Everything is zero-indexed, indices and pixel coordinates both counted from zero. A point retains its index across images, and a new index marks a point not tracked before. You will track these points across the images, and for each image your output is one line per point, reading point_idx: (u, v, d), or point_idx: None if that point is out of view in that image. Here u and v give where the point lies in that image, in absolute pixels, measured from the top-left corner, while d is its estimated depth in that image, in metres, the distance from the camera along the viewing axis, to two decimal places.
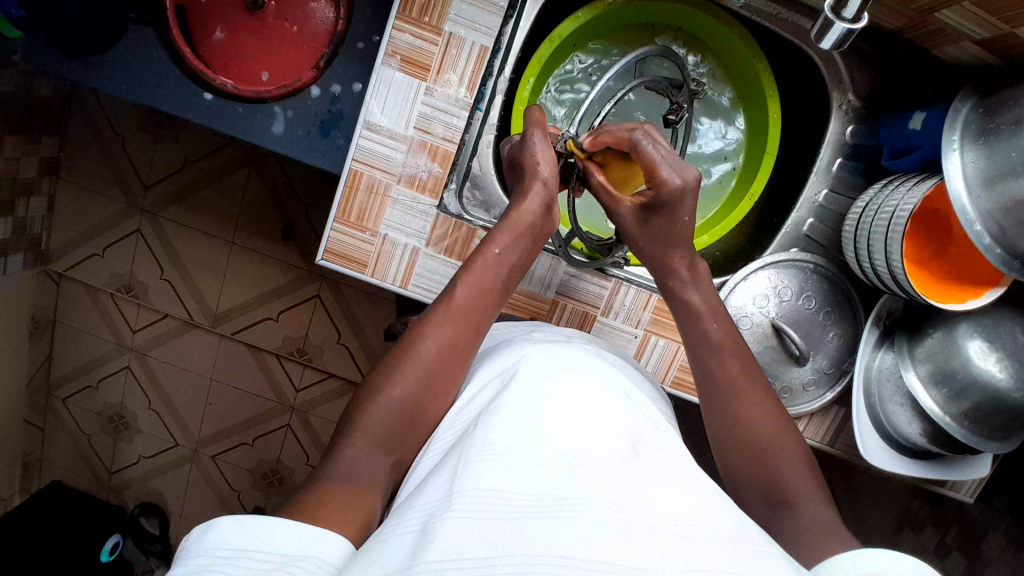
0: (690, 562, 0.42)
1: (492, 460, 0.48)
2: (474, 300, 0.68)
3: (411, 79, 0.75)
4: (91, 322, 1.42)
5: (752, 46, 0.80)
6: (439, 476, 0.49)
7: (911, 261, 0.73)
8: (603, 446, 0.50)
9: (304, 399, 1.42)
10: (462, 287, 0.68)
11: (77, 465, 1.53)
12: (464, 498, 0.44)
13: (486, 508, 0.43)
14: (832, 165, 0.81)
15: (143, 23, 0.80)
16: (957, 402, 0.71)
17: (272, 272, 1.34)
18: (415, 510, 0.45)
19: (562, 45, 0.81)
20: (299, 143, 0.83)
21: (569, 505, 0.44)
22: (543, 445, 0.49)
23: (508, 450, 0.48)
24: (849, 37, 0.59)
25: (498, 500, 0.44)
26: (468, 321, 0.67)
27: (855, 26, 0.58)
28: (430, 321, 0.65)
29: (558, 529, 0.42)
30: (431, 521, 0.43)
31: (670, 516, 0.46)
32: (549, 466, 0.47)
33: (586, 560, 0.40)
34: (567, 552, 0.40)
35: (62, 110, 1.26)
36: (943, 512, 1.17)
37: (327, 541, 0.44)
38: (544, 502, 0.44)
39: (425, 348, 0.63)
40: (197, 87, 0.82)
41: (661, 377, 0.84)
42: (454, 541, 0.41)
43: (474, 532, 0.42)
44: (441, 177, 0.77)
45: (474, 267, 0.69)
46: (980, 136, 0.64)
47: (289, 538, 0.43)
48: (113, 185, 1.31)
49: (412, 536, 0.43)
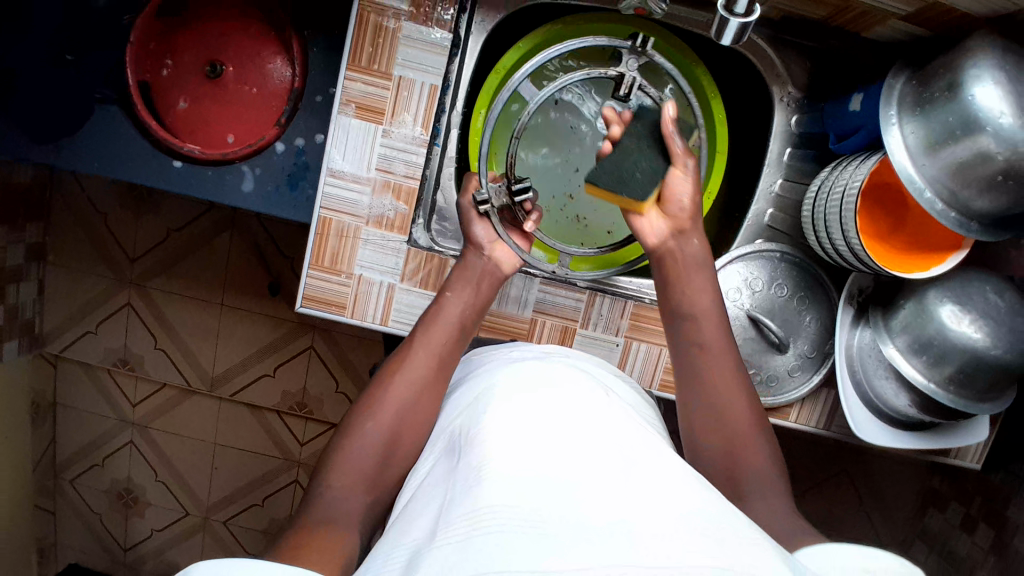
0: (673, 556, 0.42)
1: (475, 481, 0.49)
2: (441, 343, 0.70)
3: (368, 124, 0.78)
4: (90, 400, 1.42)
5: (689, 54, 0.84)
6: (423, 512, 0.50)
7: (869, 236, 0.75)
8: (583, 455, 0.51)
9: (309, 452, 1.42)
10: (432, 331, 0.71)
11: (89, 546, 1.52)
12: (449, 528, 0.45)
13: (468, 529, 0.44)
14: (784, 155, 0.83)
15: (108, 103, 0.84)
16: (940, 367, 0.72)
17: (265, 329, 1.36)
18: (401, 546, 0.46)
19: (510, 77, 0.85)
20: (269, 197, 0.86)
21: (553, 521, 0.44)
22: (525, 455, 0.50)
23: (486, 471, 0.49)
24: (746, 29, 0.63)
25: (478, 521, 0.45)
26: (441, 363, 0.69)
27: (749, 18, 0.61)
28: (393, 368, 0.67)
29: (538, 544, 0.42)
30: (417, 555, 0.45)
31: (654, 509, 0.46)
32: (532, 476, 0.48)
33: (565, 563, 0.40)
34: (548, 557, 0.41)
35: (44, 196, 1.29)
36: (962, 486, 1.14)
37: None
38: (526, 515, 0.44)
39: (392, 388, 0.65)
40: (166, 156, 0.85)
41: (647, 382, 0.85)
42: (438, 567, 0.42)
43: (457, 556, 0.42)
44: (407, 214, 0.79)
45: (431, 313, 0.73)
46: (916, 107, 0.67)
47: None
48: (100, 262, 1.33)
49: (397, 572, 0.44)
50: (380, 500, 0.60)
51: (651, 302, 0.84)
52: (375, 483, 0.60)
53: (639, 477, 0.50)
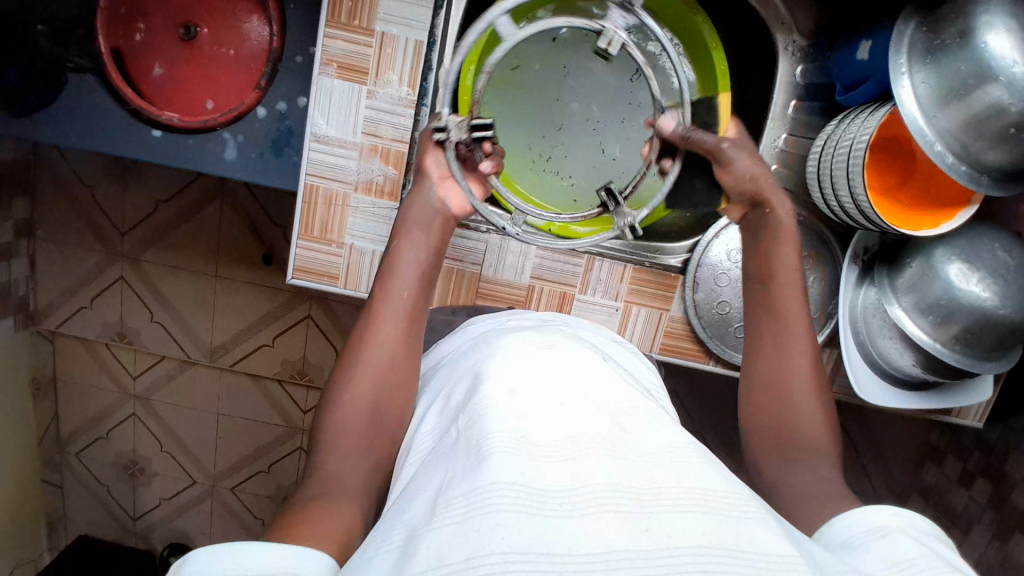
0: (678, 541, 0.41)
1: (472, 458, 0.47)
2: (400, 299, 0.67)
3: (351, 85, 0.74)
4: (90, 375, 1.42)
5: (687, 1, 0.79)
6: (419, 489, 0.48)
7: (876, 191, 0.72)
8: (579, 432, 0.49)
9: (312, 420, 1.42)
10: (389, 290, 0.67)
11: (99, 516, 1.54)
12: (445, 506, 0.44)
13: (466, 508, 0.43)
14: (788, 109, 0.79)
15: (79, 70, 0.80)
16: (946, 326, 0.69)
17: (260, 299, 1.34)
18: (398, 526, 0.45)
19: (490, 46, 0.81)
20: (254, 165, 0.83)
21: (555, 504, 0.43)
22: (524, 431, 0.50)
23: (486, 448, 0.47)
24: None
25: (478, 501, 0.43)
26: (406, 325, 0.66)
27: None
28: (360, 339, 0.65)
29: (540, 524, 0.41)
30: (414, 535, 0.43)
31: (655, 482, 0.46)
32: (530, 453, 0.47)
33: (579, 543, 0.40)
34: (555, 541, 0.40)
35: (26, 170, 1.26)
36: (962, 441, 1.14)
37: (309, 558, 0.44)
38: (528, 495, 0.43)
39: (378, 360, 0.63)
40: (144, 126, 0.81)
41: (648, 346, 0.84)
42: (438, 549, 0.40)
43: (460, 538, 0.41)
44: (397, 179, 0.76)
45: (387, 273, 0.69)
46: (927, 54, 0.63)
47: (274, 558, 0.42)
48: (90, 236, 1.31)
49: (395, 554, 0.42)
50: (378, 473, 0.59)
51: (652, 265, 0.82)
52: (371, 456, 0.59)
53: (637, 449, 0.49)
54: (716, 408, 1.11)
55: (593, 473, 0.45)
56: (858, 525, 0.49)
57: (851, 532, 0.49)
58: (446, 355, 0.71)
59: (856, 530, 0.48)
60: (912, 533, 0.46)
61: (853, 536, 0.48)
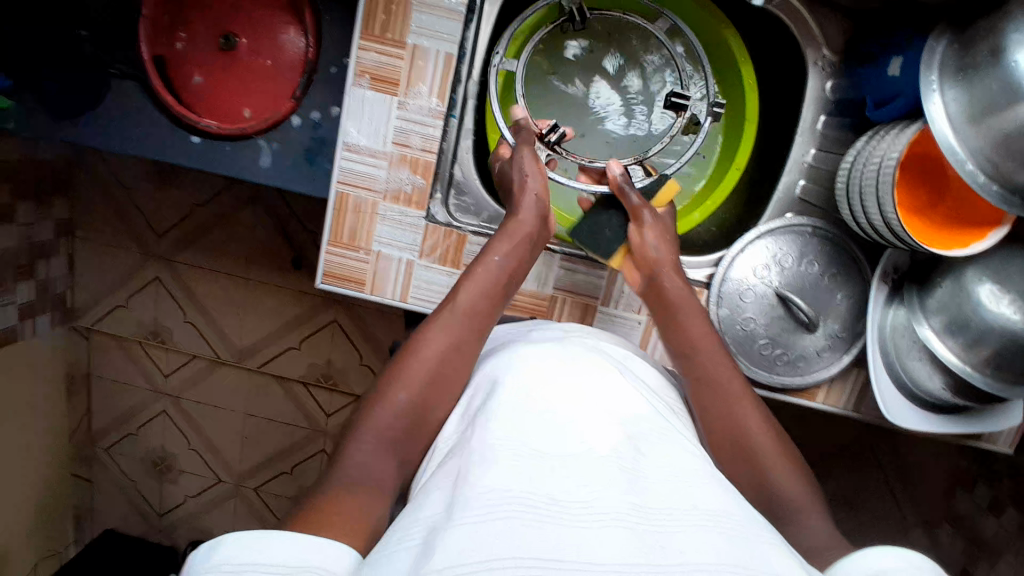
0: (691, 557, 0.41)
1: (489, 463, 0.47)
2: (481, 306, 0.69)
3: (382, 96, 0.76)
4: (123, 371, 1.47)
5: (717, 17, 0.80)
6: (435, 491, 0.49)
7: (905, 210, 0.71)
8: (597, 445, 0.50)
9: (334, 422, 1.45)
10: (467, 289, 0.69)
11: (126, 511, 1.58)
12: (461, 509, 0.44)
13: (482, 511, 0.43)
14: (817, 124, 0.79)
15: (125, 78, 0.83)
16: (976, 349, 0.68)
17: (289, 302, 1.37)
18: (414, 525, 0.45)
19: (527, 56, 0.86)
20: (287, 172, 0.85)
21: (572, 512, 0.43)
22: (543, 440, 0.50)
23: (504, 455, 0.48)
24: None
25: (495, 504, 0.43)
26: (479, 329, 0.68)
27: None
28: (430, 326, 0.67)
29: (555, 530, 0.41)
30: (430, 535, 0.43)
31: (668, 502, 0.46)
32: (547, 463, 0.47)
33: (588, 554, 0.40)
34: (570, 546, 0.40)
35: (70, 173, 1.31)
36: (993, 468, 1.11)
37: (333, 552, 0.45)
38: (546, 502, 0.43)
39: (399, 362, 0.64)
40: (184, 132, 0.84)
41: (670, 360, 0.83)
42: (453, 549, 0.40)
43: (475, 537, 0.41)
44: (424, 188, 0.78)
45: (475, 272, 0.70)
46: (959, 72, 0.62)
47: (300, 548, 0.44)
48: (128, 238, 1.36)
49: (411, 552, 0.42)
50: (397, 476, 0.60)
51: None
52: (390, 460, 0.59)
53: (652, 466, 0.50)
54: None
55: (612, 489, 0.46)
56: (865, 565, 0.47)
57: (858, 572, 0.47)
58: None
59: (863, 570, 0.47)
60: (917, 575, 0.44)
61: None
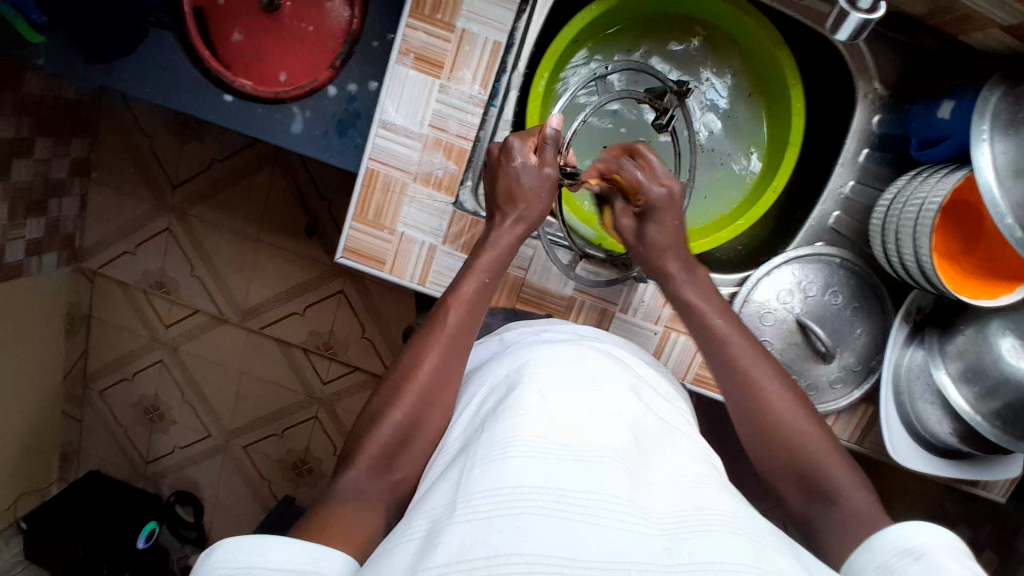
0: (700, 558, 0.40)
1: (498, 456, 0.46)
2: (465, 323, 0.66)
3: (424, 76, 0.74)
4: (125, 319, 1.46)
5: (769, 32, 0.79)
6: (443, 481, 0.47)
7: (940, 256, 0.70)
8: (610, 447, 0.48)
9: (330, 391, 1.45)
10: (453, 312, 0.66)
11: (113, 454, 1.58)
12: (469, 502, 0.43)
13: (489, 508, 0.42)
14: (859, 156, 0.79)
15: (163, 28, 0.82)
16: (989, 400, 0.69)
17: (298, 268, 1.36)
18: (420, 516, 0.44)
19: (558, 62, 0.81)
20: (317, 142, 0.85)
21: (578, 508, 0.42)
22: (558, 434, 0.48)
23: (517, 449, 0.46)
24: (866, 27, 0.65)
25: (506, 498, 0.42)
26: (469, 343, 0.66)
27: (871, 16, 0.64)
28: (423, 347, 0.64)
29: (563, 527, 0.40)
30: (435, 527, 0.42)
31: (680, 507, 0.45)
32: (558, 455, 0.46)
33: (600, 552, 0.39)
34: (581, 544, 0.39)
35: (89, 112, 1.29)
36: (976, 510, 1.12)
37: (326, 558, 0.45)
38: (559, 498, 0.42)
39: (425, 363, 0.63)
40: (217, 89, 0.83)
41: (681, 374, 0.83)
42: (459, 545, 0.39)
43: (481, 533, 0.40)
44: (456, 174, 0.77)
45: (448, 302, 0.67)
46: (1011, 125, 0.61)
47: (295, 557, 0.44)
48: (142, 184, 1.34)
49: (416, 542, 0.42)
50: (405, 464, 0.59)
51: None
52: (398, 456, 0.59)
53: (659, 465, 0.49)
54: (732, 438, 1.12)
55: (620, 486, 0.44)
56: (891, 546, 0.49)
57: (885, 555, 0.49)
58: (487, 359, 0.72)
59: (890, 553, 0.49)
60: (946, 552, 0.45)
61: (888, 560, 0.48)
